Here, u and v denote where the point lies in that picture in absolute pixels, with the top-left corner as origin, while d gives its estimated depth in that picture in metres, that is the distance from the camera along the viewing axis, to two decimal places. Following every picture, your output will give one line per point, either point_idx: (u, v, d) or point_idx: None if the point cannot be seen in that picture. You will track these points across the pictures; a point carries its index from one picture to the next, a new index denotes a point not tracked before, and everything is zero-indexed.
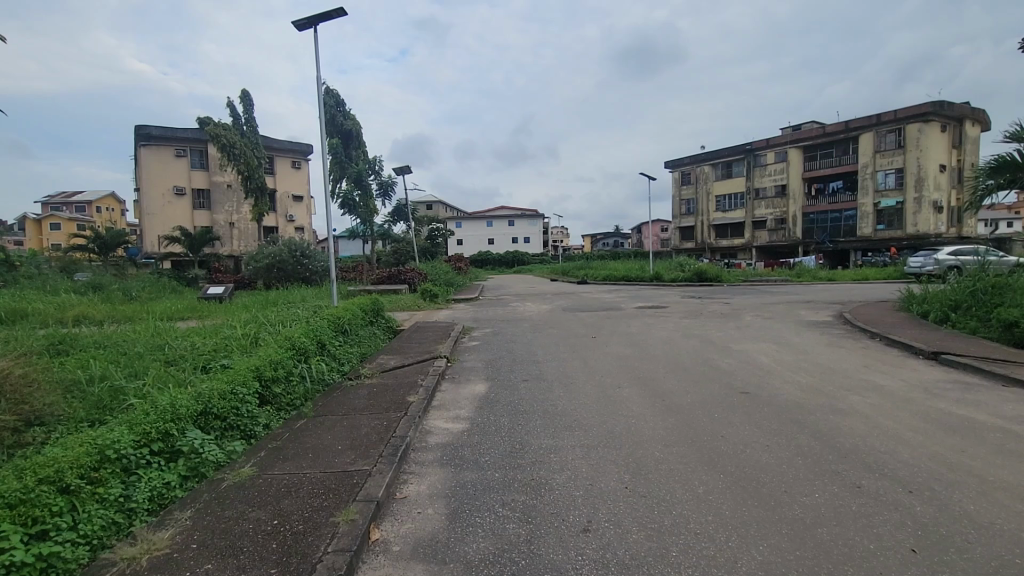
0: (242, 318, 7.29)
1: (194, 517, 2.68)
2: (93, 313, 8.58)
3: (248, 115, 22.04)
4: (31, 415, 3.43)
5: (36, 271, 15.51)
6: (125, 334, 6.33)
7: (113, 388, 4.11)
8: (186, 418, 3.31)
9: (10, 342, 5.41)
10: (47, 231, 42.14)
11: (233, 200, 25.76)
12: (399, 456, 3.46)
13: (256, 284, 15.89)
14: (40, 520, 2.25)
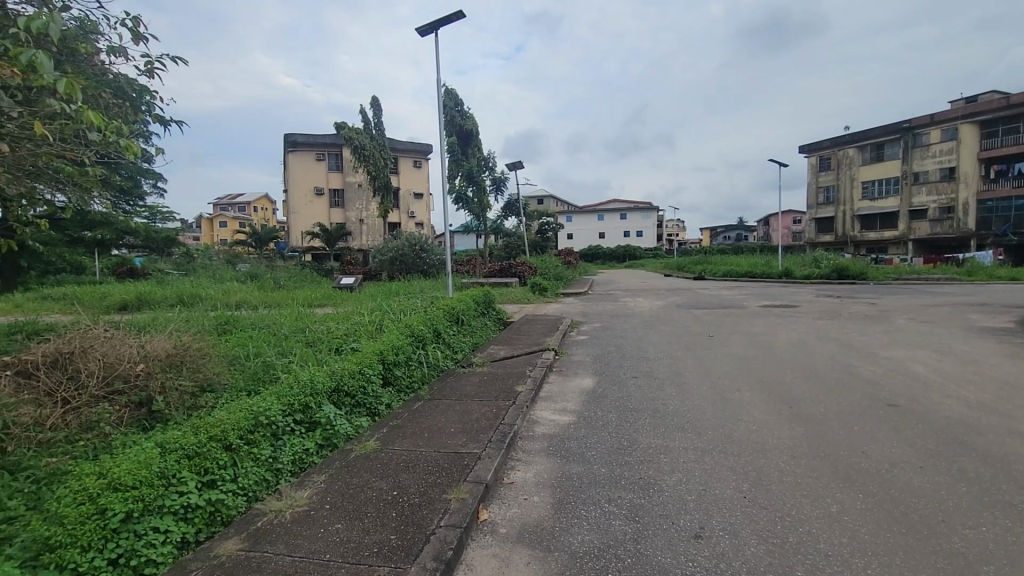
0: (369, 306, 7.97)
1: (326, 482, 2.98)
2: (250, 299, 9.92)
3: (377, 119, 23.86)
4: (204, 381, 4.05)
5: (210, 261, 18.42)
6: (275, 318, 7.24)
7: (265, 364, 4.73)
8: (323, 393, 3.70)
9: (190, 321, 6.45)
10: (217, 228, 49.70)
11: (362, 198, 28.18)
12: (507, 443, 3.56)
13: (381, 275, 17.23)
14: (210, 471, 2.65)
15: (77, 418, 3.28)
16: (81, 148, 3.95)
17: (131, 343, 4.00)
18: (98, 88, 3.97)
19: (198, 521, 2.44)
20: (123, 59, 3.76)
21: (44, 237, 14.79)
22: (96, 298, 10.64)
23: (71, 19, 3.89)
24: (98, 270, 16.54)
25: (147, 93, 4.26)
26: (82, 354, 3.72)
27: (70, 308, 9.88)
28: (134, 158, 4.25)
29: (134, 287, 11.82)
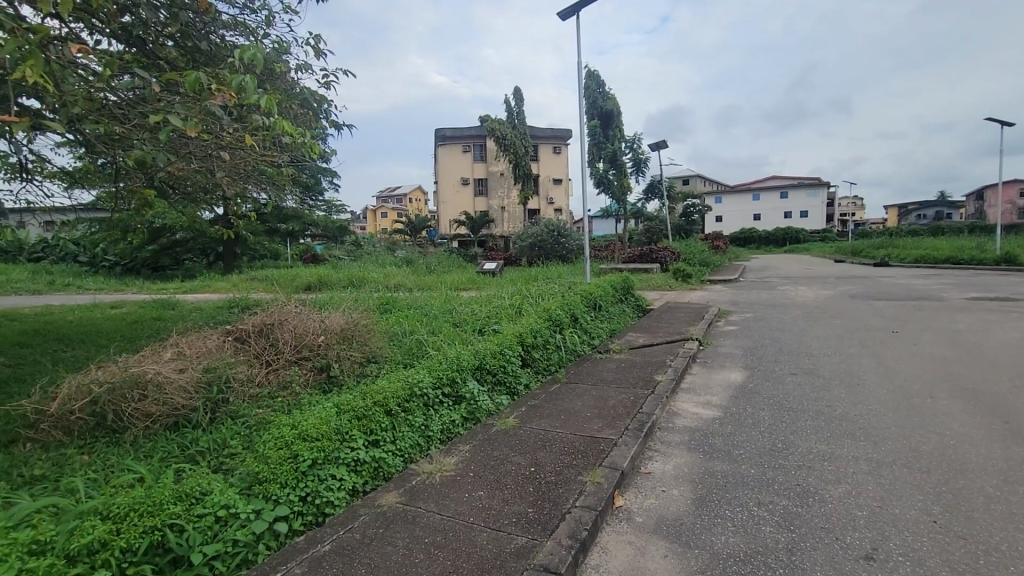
0: (510, 290, 8.30)
1: (470, 451, 3.20)
2: (406, 282, 10.94)
3: (519, 107, 24.44)
4: (370, 354, 4.60)
5: (374, 248, 20.71)
6: (427, 299, 7.90)
7: (419, 341, 5.21)
8: (467, 370, 3.98)
9: (359, 301, 7.33)
10: (380, 218, 55.69)
11: (505, 187, 29.24)
12: (644, 432, 3.47)
13: (521, 260, 17.79)
14: (374, 431, 3.02)
15: (277, 379, 3.95)
16: (278, 153, 4.70)
17: (314, 318, 4.69)
18: (291, 101, 4.69)
19: (365, 474, 2.79)
20: (308, 74, 4.36)
21: (252, 229, 17.91)
22: (290, 279, 12.62)
23: (270, 44, 4.62)
24: (290, 256, 19.59)
25: (326, 103, 4.94)
26: (280, 325, 4.46)
27: (271, 288, 11.87)
28: (316, 159, 4.93)
29: (316, 270, 13.82)
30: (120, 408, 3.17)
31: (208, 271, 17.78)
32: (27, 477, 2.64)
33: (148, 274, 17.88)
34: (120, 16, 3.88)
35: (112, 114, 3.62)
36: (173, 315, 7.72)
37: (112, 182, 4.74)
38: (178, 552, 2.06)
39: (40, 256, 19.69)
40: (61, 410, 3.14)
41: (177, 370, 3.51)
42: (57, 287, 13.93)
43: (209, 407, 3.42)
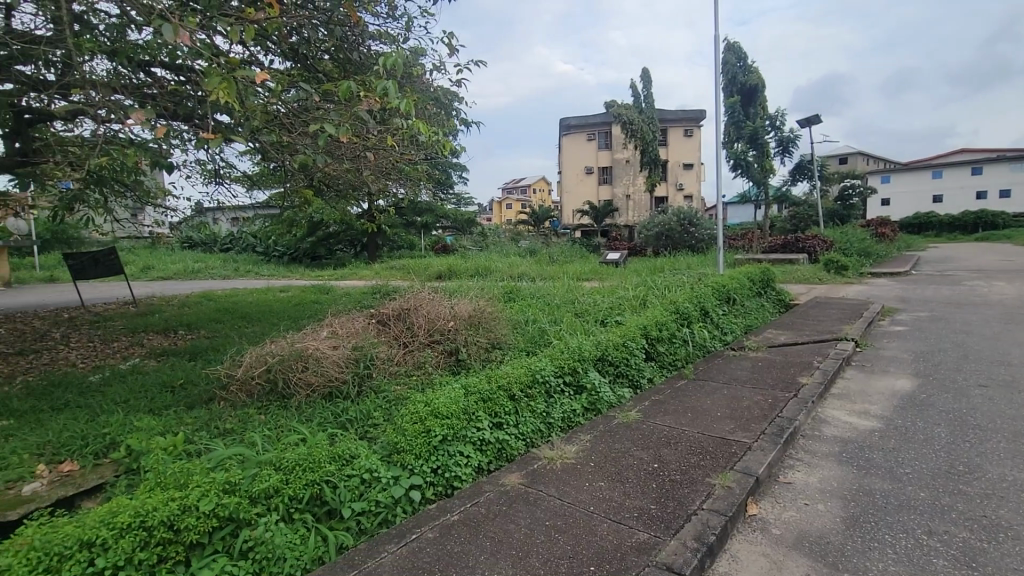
0: (633, 281, 8.06)
1: (591, 442, 3.19)
2: (530, 271, 11.17)
3: (647, 90, 23.44)
4: (495, 340, 4.80)
5: (499, 239, 21.42)
6: (550, 289, 7.98)
7: (541, 329, 5.30)
8: (589, 360, 3.97)
9: (485, 290, 7.65)
10: (505, 210, 57.41)
11: (632, 174, 28.14)
12: (784, 438, 3.17)
13: (646, 251, 17.23)
14: (499, 414, 3.15)
15: (413, 359, 4.30)
16: (415, 151, 5.07)
17: (445, 305, 5.00)
18: (428, 101, 5.02)
19: (489, 453, 2.94)
20: (442, 74, 4.62)
21: (392, 222, 19.55)
22: (423, 268, 13.58)
23: (409, 49, 4.96)
24: (424, 247, 21.04)
25: (458, 101, 5.20)
26: (415, 310, 4.83)
27: (408, 276, 12.88)
28: (448, 155, 5.21)
29: (446, 260, 14.70)
30: (287, 376, 3.70)
31: (355, 260, 19.82)
32: (222, 429, 3.20)
33: (308, 262, 20.46)
34: (290, 38, 4.47)
35: (282, 123, 4.14)
36: (328, 299, 8.75)
37: (281, 182, 5.48)
38: (332, 506, 2.36)
39: (229, 248, 23.54)
40: (245, 375, 3.74)
41: (331, 346, 3.98)
42: (241, 273, 16.55)
43: (356, 381, 3.83)
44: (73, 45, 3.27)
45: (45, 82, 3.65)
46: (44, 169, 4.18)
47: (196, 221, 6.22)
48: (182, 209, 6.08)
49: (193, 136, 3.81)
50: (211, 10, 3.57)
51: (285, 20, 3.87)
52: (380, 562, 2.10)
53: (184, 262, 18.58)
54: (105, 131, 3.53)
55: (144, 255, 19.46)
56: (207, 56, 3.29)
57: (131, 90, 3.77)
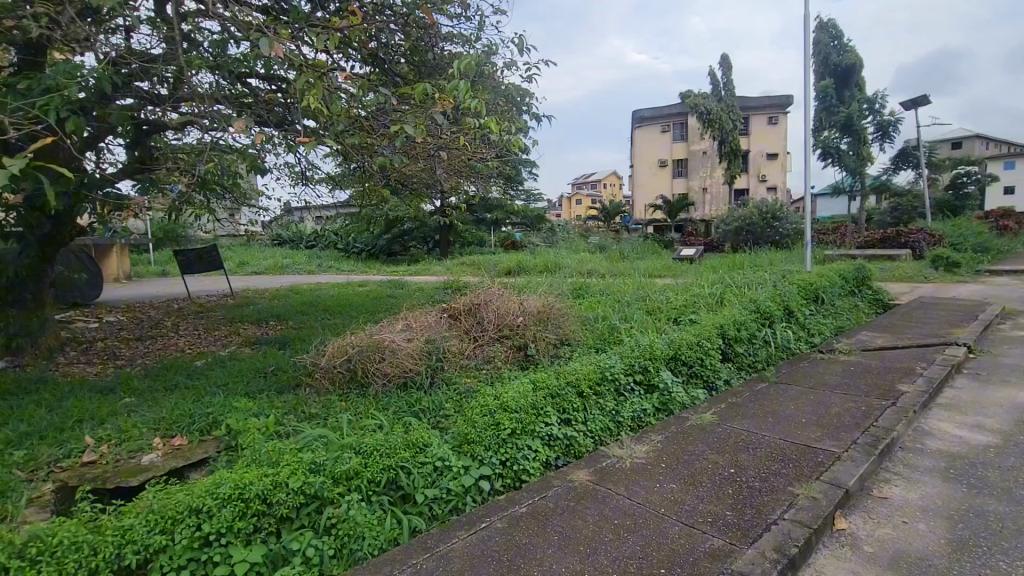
0: (710, 279, 7.71)
1: (663, 442, 3.10)
2: (600, 268, 11.01)
3: (727, 77, 22.27)
4: (564, 336, 4.78)
5: (568, 235, 21.28)
6: (621, 286, 7.83)
7: (610, 327, 5.22)
8: (661, 359, 3.86)
9: (554, 286, 7.64)
10: (575, 205, 56.93)
11: (709, 165, 26.82)
12: (879, 449, 2.91)
13: (724, 246, 16.49)
14: (567, 410, 3.14)
15: (483, 353, 4.38)
16: (487, 148, 5.14)
17: (515, 300, 5.05)
18: (499, 99, 5.08)
19: (558, 449, 2.94)
20: (513, 72, 4.65)
21: (463, 219, 19.99)
22: (493, 264, 13.79)
23: (481, 48, 5.03)
24: (494, 243, 21.32)
25: (529, 98, 5.22)
26: (485, 305, 4.91)
27: (478, 272, 13.11)
28: (519, 152, 5.24)
29: (515, 256, 14.81)
30: (366, 366, 3.90)
31: (428, 257, 20.48)
32: (307, 413, 3.43)
33: (384, 258, 21.40)
34: (370, 44, 4.69)
35: (362, 126, 4.33)
36: (403, 293, 9.11)
37: (360, 182, 5.76)
38: (406, 490, 2.47)
39: (314, 245, 25.11)
40: (328, 364, 3.99)
41: (406, 339, 4.15)
42: (324, 269, 17.63)
43: (429, 372, 3.96)
44: (183, 61, 3.61)
45: (159, 96, 4.03)
46: (158, 175, 4.66)
47: (286, 220, 6.68)
48: (273, 209, 6.56)
49: (283, 140, 4.09)
50: (299, 22, 3.82)
51: (366, 27, 4.06)
52: (452, 547, 2.18)
53: (274, 258, 20.05)
54: (208, 139, 3.87)
55: (240, 252, 21.21)
56: (296, 66, 3.52)
57: (230, 100, 4.11)
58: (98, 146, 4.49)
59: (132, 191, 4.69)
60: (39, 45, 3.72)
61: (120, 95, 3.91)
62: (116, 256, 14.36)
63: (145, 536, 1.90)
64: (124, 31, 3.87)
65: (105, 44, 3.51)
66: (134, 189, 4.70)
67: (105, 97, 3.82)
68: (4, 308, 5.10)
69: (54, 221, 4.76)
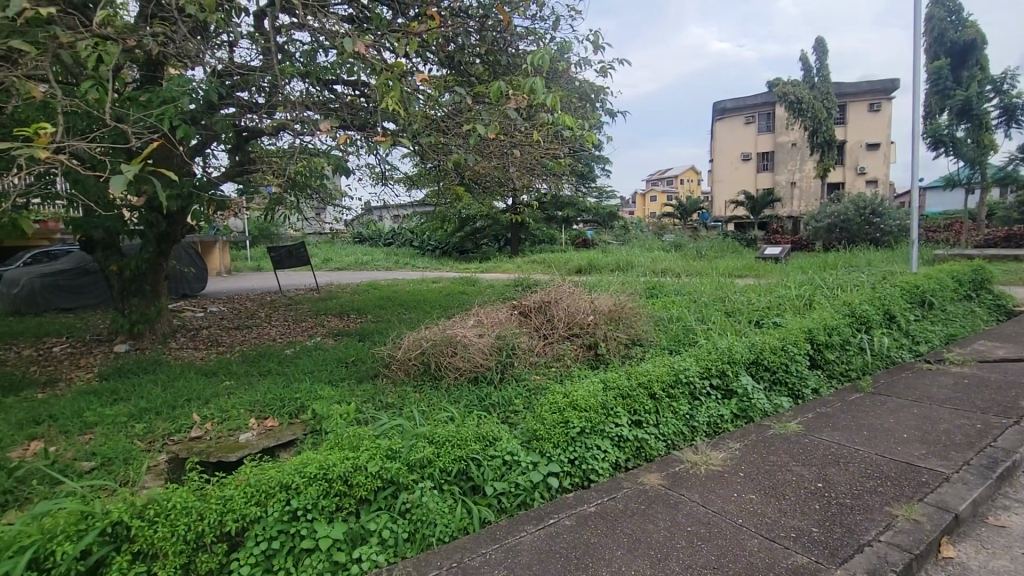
0: (797, 279, 7.22)
1: (741, 450, 2.95)
2: (675, 267, 10.63)
3: (821, 62, 20.69)
4: (636, 337, 4.68)
5: (641, 233, 20.75)
6: (697, 286, 7.51)
7: (685, 328, 5.03)
8: (741, 363, 3.67)
9: (627, 285, 7.47)
10: (648, 202, 55.35)
11: (798, 158, 25.02)
12: (997, 473, 2.60)
13: (814, 245, 15.41)
14: (638, 412, 3.07)
15: (553, 350, 4.37)
16: (560, 146, 5.12)
17: (585, 299, 5.00)
18: (573, 96, 5.05)
19: (628, 450, 2.89)
20: (587, 68, 4.58)
21: (534, 217, 20.04)
22: (564, 262, 13.72)
23: (555, 45, 5.01)
24: (565, 241, 21.20)
25: (604, 93, 5.13)
26: (556, 303, 4.90)
27: (548, 271, 13.11)
28: (592, 148, 5.17)
29: (586, 255, 14.64)
30: (439, 360, 4.03)
31: (499, 254, 20.74)
32: (384, 402, 3.60)
33: (457, 256, 21.93)
34: (447, 47, 4.82)
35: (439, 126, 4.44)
36: (474, 290, 9.29)
37: (435, 181, 5.94)
38: (476, 482, 2.53)
39: (391, 242, 26.22)
40: (404, 356, 4.15)
41: (478, 334, 4.23)
42: (401, 265, 18.37)
43: (499, 368, 4.02)
44: (277, 71, 3.89)
45: (257, 105, 4.37)
46: (255, 177, 5.07)
47: (366, 219, 7.02)
48: (355, 208, 6.92)
49: (365, 142, 4.30)
50: (381, 29, 3.99)
51: (443, 30, 4.18)
52: (519, 540, 2.20)
53: (356, 255, 21.15)
54: (299, 143, 4.15)
55: (325, 249, 22.58)
56: (377, 70, 3.68)
57: (319, 106, 4.37)
58: (205, 152, 4.94)
59: (233, 192, 5.13)
60: (157, 63, 4.15)
61: (224, 104, 4.28)
62: (218, 252, 15.76)
63: (242, 506, 2.06)
64: (228, 46, 4.22)
65: (212, 58, 3.85)
66: (235, 190, 5.14)
67: (212, 106, 4.19)
68: (128, 297, 5.76)
69: (168, 221, 5.30)
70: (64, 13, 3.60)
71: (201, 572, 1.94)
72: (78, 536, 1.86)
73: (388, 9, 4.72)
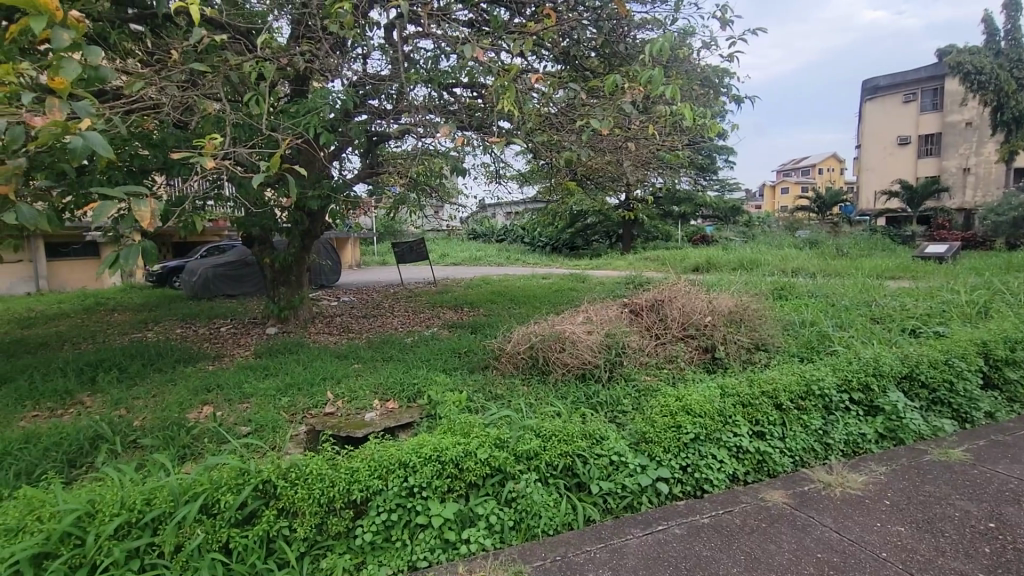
0: (968, 283, 6.15)
1: (888, 475, 2.58)
2: (809, 266, 9.62)
3: (1010, 23, 17.29)
4: (761, 341, 4.32)
5: (769, 229, 19.07)
6: (836, 287, 6.72)
7: (820, 334, 4.53)
8: (889, 377, 3.22)
9: (750, 284, 6.92)
10: (778, 196, 50.72)
11: (971, 141, 21.26)
12: None
13: (994, 242, 13.03)
14: (761, 423, 2.83)
15: (665, 351, 4.18)
16: (680, 137, 4.88)
17: (703, 298, 4.70)
18: (695, 83, 4.77)
19: (748, 463, 2.67)
20: (712, 52, 4.30)
21: (649, 213, 19.33)
22: (680, 260, 13.07)
23: (677, 31, 4.78)
24: (681, 237, 20.19)
25: (729, 78, 4.78)
26: (670, 302, 4.67)
27: (663, 268, 12.56)
28: (714, 137, 4.84)
29: (704, 252, 13.79)
30: (547, 354, 4.05)
31: (610, 251, 20.35)
32: (493, 393, 3.71)
33: (567, 252, 21.92)
34: (562, 43, 4.82)
35: (552, 122, 4.44)
36: (583, 287, 9.19)
37: (548, 178, 5.97)
38: (582, 479, 2.50)
39: (504, 239, 26.94)
40: (513, 349, 4.23)
41: (586, 331, 4.19)
42: (513, 261, 18.81)
43: (608, 366, 3.94)
44: (404, 78, 4.17)
45: (385, 111, 4.71)
46: (383, 177, 5.48)
47: (480, 215, 7.27)
48: (470, 205, 7.20)
49: (481, 142, 4.45)
50: (499, 30, 4.10)
51: (560, 26, 4.18)
52: (625, 542, 2.14)
53: (470, 251, 22.07)
54: (422, 145, 4.41)
55: (442, 245, 23.84)
56: (494, 71, 3.78)
57: (440, 109, 4.61)
58: (341, 156, 5.45)
59: (364, 191, 5.60)
60: (303, 78, 4.65)
61: (357, 112, 4.67)
62: (350, 248, 17.35)
63: (366, 478, 2.24)
64: (362, 58, 4.60)
65: (348, 71, 4.22)
66: (365, 190, 5.60)
67: (348, 114, 4.60)
68: (278, 286, 6.56)
69: (310, 219, 5.95)
70: (233, 40, 4.18)
71: (332, 533, 2.15)
72: (237, 490, 2.15)
73: (506, 10, 4.84)
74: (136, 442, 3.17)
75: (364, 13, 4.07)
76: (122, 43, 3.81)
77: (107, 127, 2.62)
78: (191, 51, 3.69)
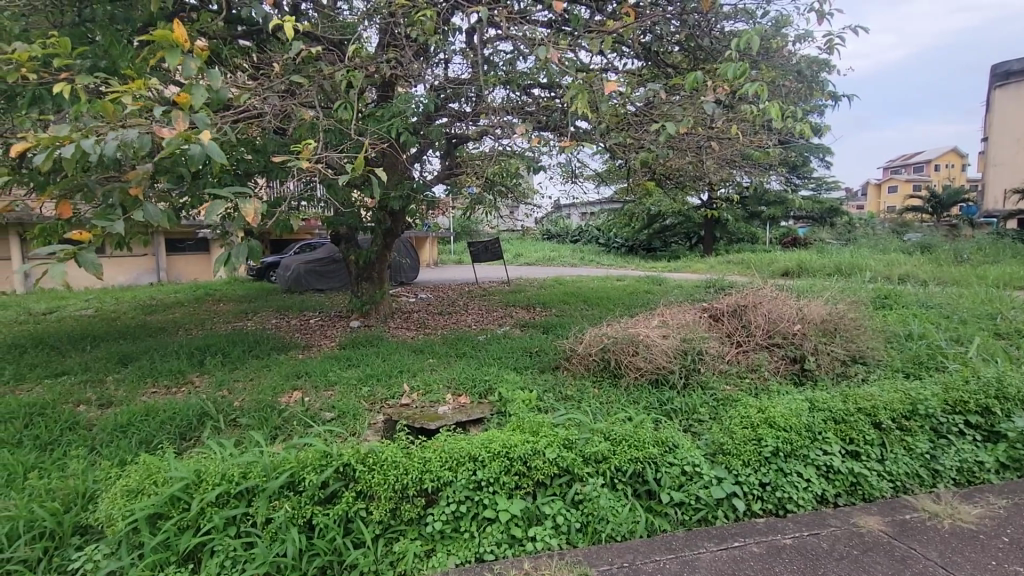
0: None
1: (1009, 510, 2.27)
2: (920, 273, 8.69)
3: None
4: (859, 354, 3.96)
5: (872, 232, 17.44)
6: (951, 297, 6.01)
7: (930, 349, 4.08)
8: (1015, 400, 2.84)
9: (847, 291, 6.37)
10: (883, 196, 46.25)
11: None
12: None
13: None
14: (856, 441, 2.59)
15: (747, 359, 3.95)
16: (768, 134, 4.59)
17: (791, 305, 4.39)
18: (788, 76, 4.46)
19: (839, 484, 2.46)
20: (806, 43, 4.00)
21: (734, 213, 18.35)
22: (766, 263, 12.30)
23: (769, 22, 4.49)
24: (769, 239, 18.99)
25: (826, 69, 4.43)
26: (754, 307, 4.40)
27: (748, 272, 11.90)
28: (809, 134, 4.50)
29: (794, 255, 12.88)
30: (620, 357, 3.97)
31: (690, 253, 19.57)
32: (563, 394, 3.69)
33: (644, 254, 21.37)
34: (643, 38, 4.68)
35: (631, 122, 4.34)
36: (660, 290, 8.90)
37: (625, 178, 5.84)
38: (652, 487, 2.42)
39: (579, 239, 26.72)
40: (584, 351, 4.18)
41: (661, 335, 4.05)
42: (588, 262, 18.62)
43: (684, 371, 3.79)
44: (482, 81, 4.27)
45: (464, 113, 4.83)
46: (460, 178, 5.61)
47: (555, 216, 7.27)
48: (545, 206, 7.20)
49: (557, 142, 4.45)
50: (578, 30, 4.08)
51: (640, 22, 4.06)
52: (698, 555, 2.06)
53: (545, 251, 22.08)
54: (499, 146, 4.47)
55: (517, 245, 24.09)
56: (572, 73, 3.76)
57: (518, 110, 4.66)
58: (422, 158, 5.66)
59: (442, 192, 5.77)
60: (390, 84, 4.89)
61: (438, 116, 4.83)
62: (428, 247, 18.00)
63: (437, 469, 2.31)
64: (444, 64, 4.75)
65: (430, 76, 4.38)
66: (443, 191, 5.78)
67: (429, 117, 4.77)
68: (361, 282, 6.95)
69: (392, 219, 6.22)
70: (328, 51, 4.46)
71: (404, 518, 2.24)
72: (320, 470, 2.29)
73: (586, 9, 4.80)
74: (234, 420, 3.48)
75: (446, 20, 4.20)
76: (232, 58, 4.20)
77: (219, 136, 2.92)
78: (291, 63, 4.00)
